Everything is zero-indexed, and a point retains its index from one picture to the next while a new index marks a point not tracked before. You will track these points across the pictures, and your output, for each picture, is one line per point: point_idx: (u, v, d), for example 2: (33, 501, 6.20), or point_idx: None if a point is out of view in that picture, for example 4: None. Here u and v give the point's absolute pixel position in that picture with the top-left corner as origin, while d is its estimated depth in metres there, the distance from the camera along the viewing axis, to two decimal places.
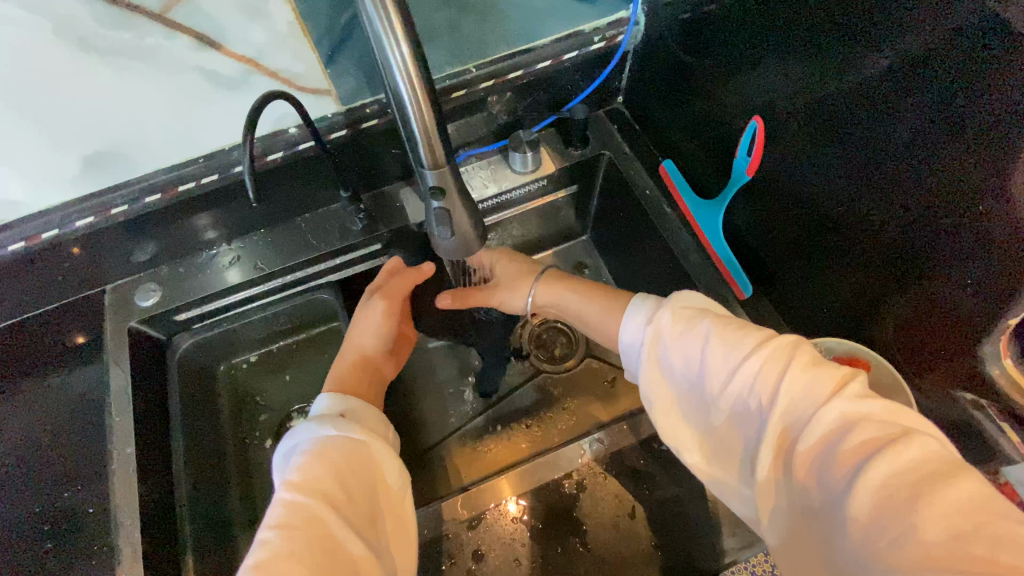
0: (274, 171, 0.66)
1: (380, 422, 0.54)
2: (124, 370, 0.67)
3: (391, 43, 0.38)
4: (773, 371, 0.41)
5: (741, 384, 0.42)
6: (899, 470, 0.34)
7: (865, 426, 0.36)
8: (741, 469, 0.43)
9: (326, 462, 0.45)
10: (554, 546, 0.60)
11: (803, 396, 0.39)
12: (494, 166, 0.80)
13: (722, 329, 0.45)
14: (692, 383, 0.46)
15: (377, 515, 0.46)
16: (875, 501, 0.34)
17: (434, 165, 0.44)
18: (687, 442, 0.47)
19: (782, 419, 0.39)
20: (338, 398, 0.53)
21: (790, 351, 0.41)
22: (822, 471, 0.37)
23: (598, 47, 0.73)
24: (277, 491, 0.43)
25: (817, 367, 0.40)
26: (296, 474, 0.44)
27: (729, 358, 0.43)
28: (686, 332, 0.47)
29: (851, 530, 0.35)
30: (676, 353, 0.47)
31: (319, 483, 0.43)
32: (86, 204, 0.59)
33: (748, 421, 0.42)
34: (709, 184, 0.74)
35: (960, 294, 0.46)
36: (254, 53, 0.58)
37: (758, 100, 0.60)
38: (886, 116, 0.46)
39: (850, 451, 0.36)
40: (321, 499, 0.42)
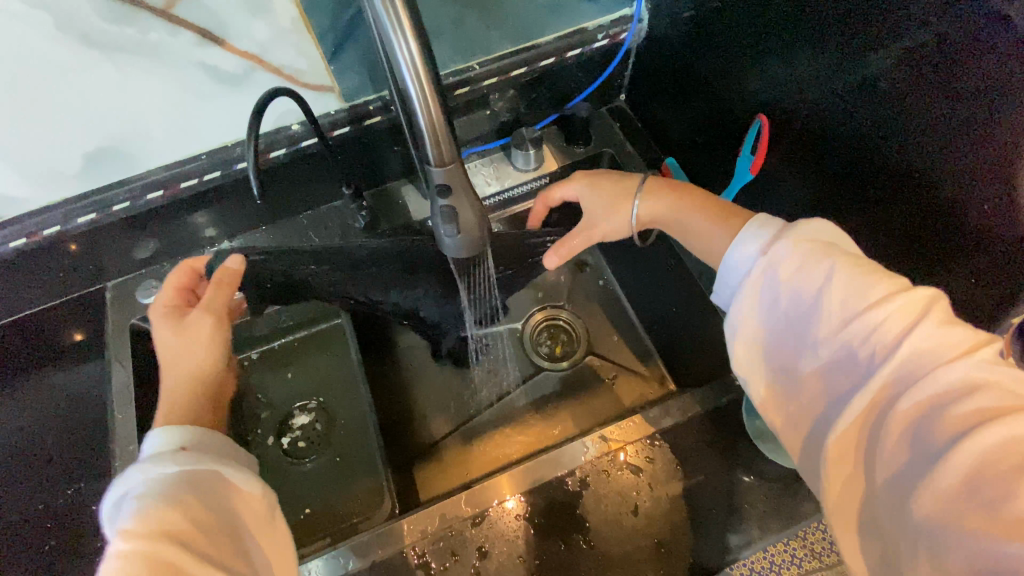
0: (275, 167, 0.66)
1: (227, 447, 0.47)
2: (125, 366, 0.67)
3: (398, 39, 0.38)
4: (899, 322, 0.40)
5: (858, 331, 0.41)
6: (1018, 440, 0.34)
7: (987, 394, 0.36)
8: (820, 410, 0.43)
9: (176, 498, 0.39)
10: (557, 541, 0.58)
11: (925, 352, 0.39)
12: (496, 163, 0.80)
13: (851, 267, 0.43)
14: (794, 320, 0.44)
15: (243, 547, 0.41)
16: (981, 463, 0.34)
17: (439, 162, 0.44)
18: (763, 376, 0.47)
19: (894, 369, 0.39)
20: (173, 430, 0.45)
21: (921, 307, 0.40)
22: (931, 423, 0.37)
23: (601, 44, 0.73)
24: (111, 544, 0.36)
25: (948, 328, 0.39)
26: (134, 520, 0.37)
27: (850, 303, 0.42)
28: (806, 264, 0.44)
29: (939, 483, 0.35)
30: (789, 285, 0.45)
31: (165, 523, 0.37)
32: (87, 202, 0.60)
33: (852, 367, 0.41)
34: (711, 182, 0.74)
35: (966, 292, 0.46)
36: (258, 49, 0.56)
37: (761, 98, 0.60)
38: (891, 116, 0.46)
39: (967, 412, 0.36)
40: (169, 542, 0.36)
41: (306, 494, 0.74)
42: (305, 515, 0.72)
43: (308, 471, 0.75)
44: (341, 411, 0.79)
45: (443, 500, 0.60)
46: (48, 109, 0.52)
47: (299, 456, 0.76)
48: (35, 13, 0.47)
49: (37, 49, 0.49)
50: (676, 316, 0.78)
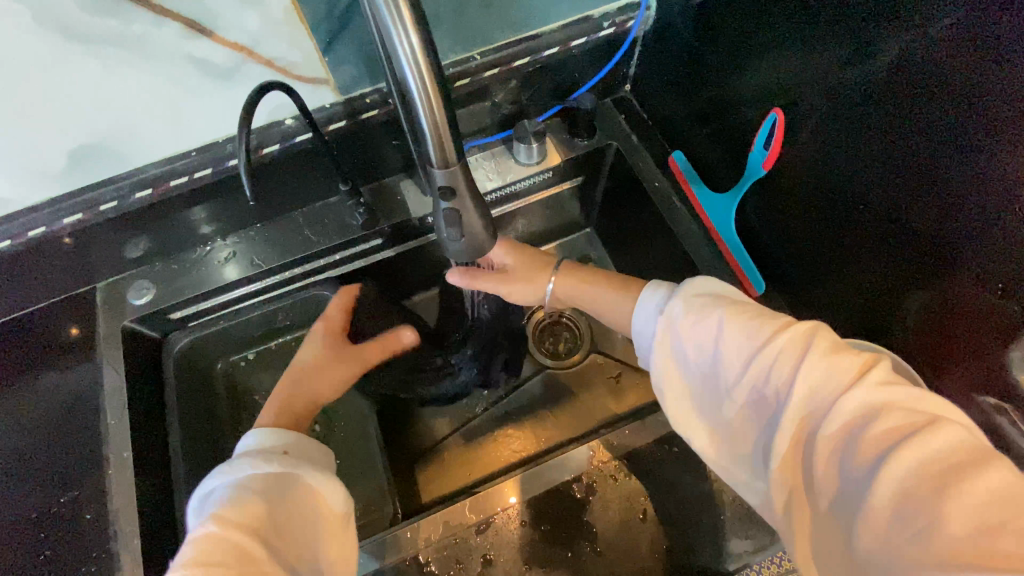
0: (270, 163, 0.64)
1: (324, 454, 0.51)
2: (118, 370, 0.65)
3: (397, 32, 0.35)
4: (791, 359, 0.40)
5: (757, 373, 0.41)
6: (926, 460, 0.33)
7: (889, 415, 0.36)
8: (753, 457, 0.43)
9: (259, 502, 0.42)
10: (564, 547, 0.60)
11: (821, 385, 0.38)
12: (498, 157, 0.77)
13: (736, 315, 0.44)
14: (703, 373, 0.45)
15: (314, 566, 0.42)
16: (898, 493, 0.33)
17: (442, 164, 0.42)
18: (697, 430, 0.47)
19: (799, 409, 0.39)
20: (281, 433, 0.49)
21: (809, 336, 0.41)
22: (844, 458, 0.36)
23: (607, 33, 0.70)
24: (202, 524, 0.40)
25: (836, 353, 0.39)
26: (229, 508, 0.40)
27: (744, 348, 0.42)
28: (697, 319, 0.46)
29: (870, 523, 0.34)
30: (686, 340, 0.46)
31: (251, 522, 0.40)
32: (74, 202, 0.58)
33: (764, 409, 0.41)
34: (721, 176, 0.71)
35: (989, 294, 0.44)
36: (249, 42, 0.54)
37: (776, 90, 0.58)
38: (922, 107, 0.44)
39: (872, 441, 0.35)
40: (251, 540, 0.39)
41: None
42: None
43: None
44: (343, 413, 0.78)
45: (447, 507, 0.59)
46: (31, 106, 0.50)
47: None
48: (11, 6, 0.46)
49: (15, 43, 0.47)
50: None
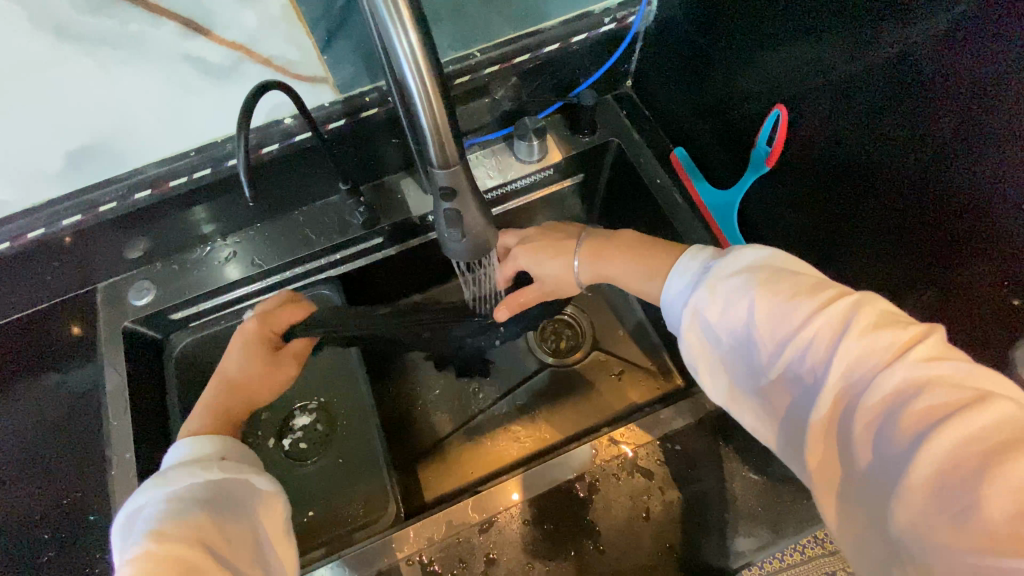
0: (269, 163, 0.63)
1: (257, 457, 0.52)
2: (119, 371, 0.65)
3: (398, 30, 0.35)
4: (831, 332, 0.39)
5: (792, 348, 0.40)
6: (974, 437, 0.32)
7: (934, 390, 0.35)
8: (786, 431, 0.42)
9: (214, 506, 0.42)
10: (567, 549, 0.59)
11: (861, 358, 0.37)
12: (499, 154, 0.77)
13: (771, 287, 0.43)
14: (734, 346, 0.44)
15: (263, 559, 0.44)
16: (939, 470, 0.32)
17: (443, 164, 0.41)
18: (727, 404, 0.46)
19: (837, 382, 0.38)
20: (206, 441, 0.49)
21: (851, 309, 0.39)
22: (884, 434, 0.35)
23: (608, 29, 0.69)
24: (142, 541, 0.38)
25: (880, 327, 0.38)
26: (168, 522, 0.40)
27: (779, 322, 0.42)
28: (729, 292, 0.45)
29: (908, 499, 0.33)
30: (717, 313, 0.46)
31: (198, 530, 0.40)
32: (73, 202, 0.58)
33: (799, 384, 0.40)
34: (723, 172, 0.71)
35: (998, 290, 0.44)
36: (246, 40, 0.53)
37: (779, 86, 0.57)
38: (927, 102, 0.43)
39: (916, 416, 0.34)
40: (201, 546, 0.39)
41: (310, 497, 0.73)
42: (308, 518, 0.71)
43: (310, 474, 0.74)
44: (342, 410, 0.77)
45: (450, 506, 0.60)
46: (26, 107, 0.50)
47: (300, 458, 0.74)
48: (4, 7, 0.44)
49: (8, 40, 0.46)
50: None
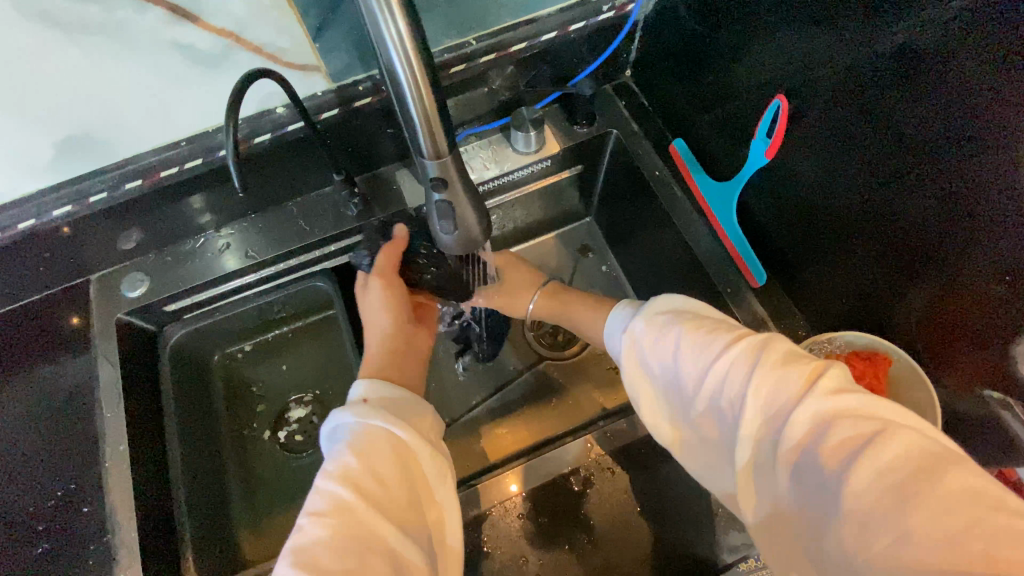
0: (260, 154, 0.62)
1: (419, 408, 0.53)
2: (113, 363, 0.64)
3: (385, 17, 0.34)
4: (745, 371, 0.42)
5: (715, 386, 0.43)
6: (884, 467, 0.34)
7: (839, 423, 0.37)
8: (725, 468, 0.44)
9: (367, 456, 0.45)
10: (562, 541, 0.62)
11: (773, 397, 0.40)
12: (495, 145, 0.76)
13: (694, 333, 0.47)
14: (671, 387, 0.48)
15: (418, 513, 0.46)
16: (855, 502, 0.34)
17: (434, 154, 0.41)
18: (675, 444, 0.49)
19: (757, 420, 0.40)
20: (373, 385, 0.53)
21: (760, 350, 0.42)
22: (803, 469, 0.37)
23: (606, 17, 0.68)
24: (319, 481, 0.45)
25: (785, 365, 0.41)
26: (335, 465, 0.45)
27: (701, 362, 0.45)
28: (661, 338, 0.50)
29: (838, 530, 0.35)
30: (654, 357, 0.50)
31: (355, 476, 0.44)
32: (61, 193, 0.57)
33: (724, 419, 0.43)
34: (722, 164, 0.70)
35: (997, 288, 0.43)
36: (235, 27, 0.52)
37: (780, 76, 0.56)
38: (926, 94, 0.43)
39: (827, 451, 0.36)
40: (359, 493, 0.43)
41: (307, 487, 0.73)
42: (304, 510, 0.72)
43: (306, 465, 0.74)
44: (339, 404, 0.77)
45: None
46: (11, 96, 0.49)
47: (296, 449, 0.75)
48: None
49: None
50: None
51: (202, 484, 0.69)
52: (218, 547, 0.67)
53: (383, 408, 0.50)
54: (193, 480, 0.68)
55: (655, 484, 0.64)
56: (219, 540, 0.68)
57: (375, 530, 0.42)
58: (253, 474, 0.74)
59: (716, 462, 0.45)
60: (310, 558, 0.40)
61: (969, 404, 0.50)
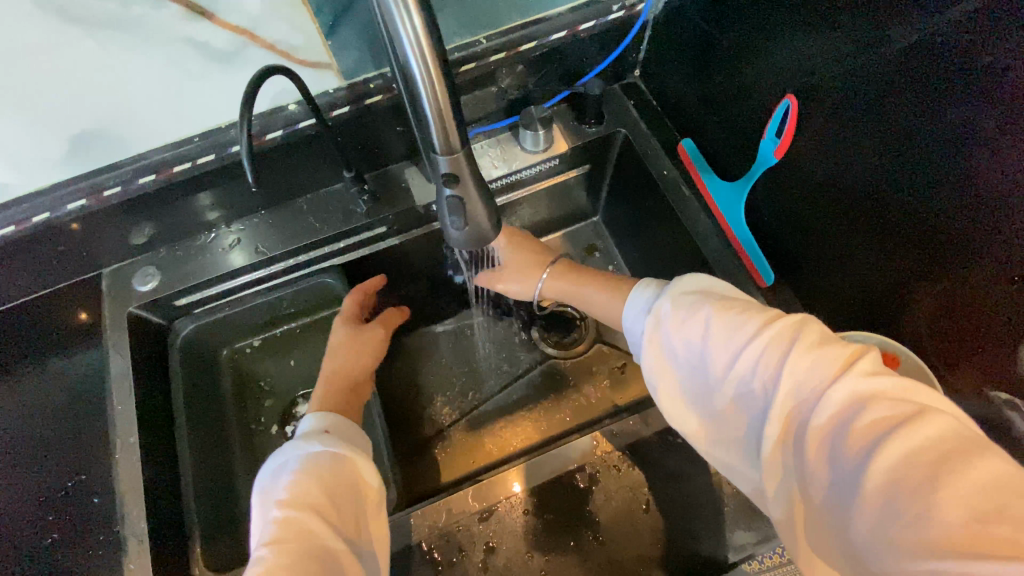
0: (272, 151, 0.63)
1: (354, 434, 0.56)
2: (124, 356, 0.65)
3: (400, 14, 0.34)
4: (778, 352, 0.42)
5: (746, 365, 0.43)
6: (917, 447, 0.35)
7: (876, 404, 0.37)
8: (745, 450, 0.44)
9: (320, 478, 0.47)
10: (567, 538, 0.63)
11: (807, 377, 0.40)
12: (503, 144, 0.76)
13: (725, 314, 0.47)
14: (695, 369, 0.48)
15: (366, 531, 0.48)
16: (886, 479, 0.35)
17: (446, 151, 0.41)
18: (692, 427, 0.49)
19: (789, 399, 0.40)
20: (321, 417, 0.56)
21: (796, 332, 0.43)
22: (835, 447, 0.37)
23: (616, 16, 0.69)
24: (269, 510, 0.46)
25: (823, 347, 0.41)
26: (286, 491, 0.46)
27: (732, 342, 0.45)
28: (687, 318, 0.49)
29: (864, 507, 0.35)
30: (679, 337, 0.49)
31: (309, 498, 0.46)
32: (76, 186, 0.57)
33: (753, 399, 0.43)
34: (731, 164, 0.70)
35: (1003, 289, 0.44)
36: (249, 24, 0.56)
37: (789, 76, 0.56)
38: (936, 96, 0.43)
39: (863, 430, 0.36)
40: (313, 515, 0.45)
41: None
42: None
43: None
44: None
45: (450, 495, 0.61)
46: (38, 94, 0.54)
47: None
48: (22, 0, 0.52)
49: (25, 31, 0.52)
50: None
51: (210, 477, 0.69)
52: (225, 539, 0.68)
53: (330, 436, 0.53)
54: (201, 473, 0.69)
55: (661, 483, 0.64)
56: (226, 533, 0.68)
57: (330, 548, 0.44)
58: (260, 469, 0.74)
59: (736, 443, 0.45)
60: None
61: (978, 405, 0.50)
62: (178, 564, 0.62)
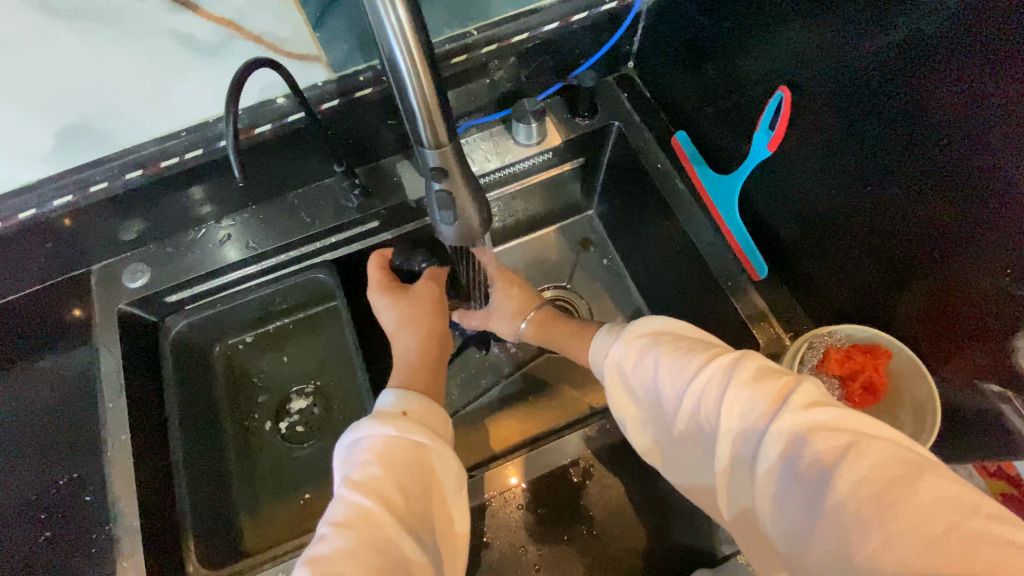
0: (261, 145, 0.62)
1: (442, 419, 0.53)
2: (114, 353, 0.64)
3: (385, 6, 0.34)
4: (719, 389, 0.42)
5: (693, 403, 0.44)
6: (864, 479, 0.34)
7: (815, 438, 0.37)
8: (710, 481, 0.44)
9: (388, 469, 0.46)
10: (561, 532, 0.63)
11: (749, 414, 0.40)
12: (496, 137, 0.75)
13: (668, 355, 0.47)
14: (653, 405, 0.48)
15: (430, 525, 0.47)
16: (833, 514, 0.35)
17: (434, 144, 0.40)
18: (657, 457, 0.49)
19: (734, 436, 0.41)
20: (403, 393, 0.52)
21: (733, 366, 0.43)
22: (783, 484, 0.37)
23: (609, 7, 0.68)
24: (339, 489, 0.46)
25: (756, 382, 0.41)
26: (357, 472, 0.46)
27: (677, 381, 0.45)
28: (638, 359, 0.50)
29: (818, 541, 0.35)
30: (634, 378, 0.50)
31: (377, 484, 0.45)
32: (64, 183, 0.57)
33: (705, 435, 0.43)
34: (724, 157, 0.69)
35: (995, 283, 0.43)
36: (234, 15, 0.62)
37: (784, 67, 0.55)
38: (930, 84, 0.42)
39: (806, 465, 0.36)
40: (379, 502, 0.44)
41: (308, 478, 0.74)
42: (304, 501, 0.72)
43: (305, 456, 0.75)
44: (340, 395, 0.78)
45: None
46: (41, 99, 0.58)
47: (298, 440, 0.76)
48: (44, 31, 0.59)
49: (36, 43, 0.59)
50: (680, 300, 0.76)
51: (204, 473, 0.69)
52: (218, 536, 0.67)
53: (410, 418, 0.50)
54: (193, 471, 0.68)
55: (653, 475, 0.65)
56: (220, 530, 0.68)
57: (395, 541, 0.43)
58: (253, 466, 0.74)
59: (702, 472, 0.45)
60: (328, 566, 0.41)
61: (967, 398, 0.50)
62: (171, 562, 0.62)
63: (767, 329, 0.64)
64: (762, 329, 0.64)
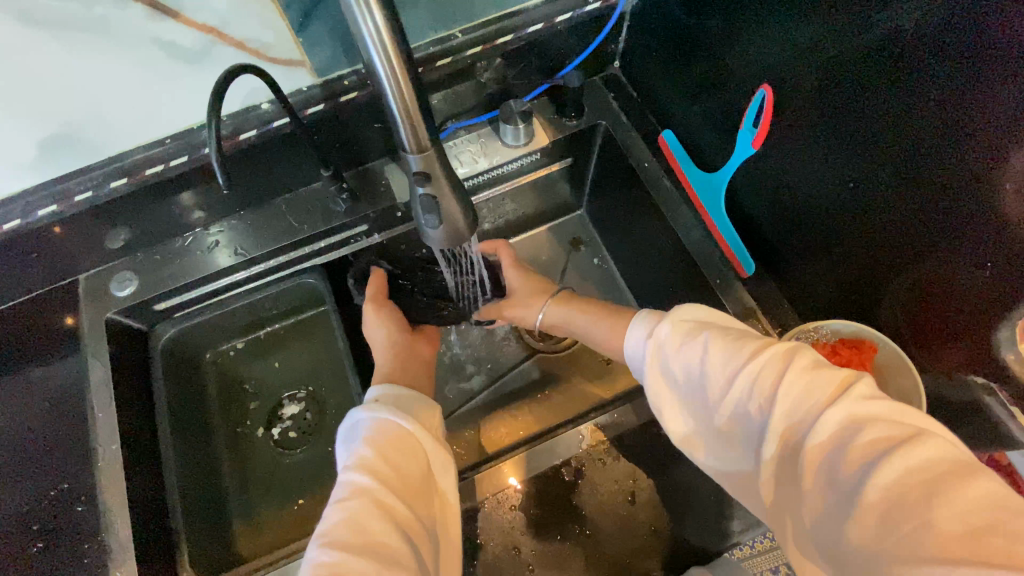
0: (246, 152, 0.62)
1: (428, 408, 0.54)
2: (104, 363, 0.64)
3: (363, 12, 0.34)
4: (773, 375, 0.42)
5: (742, 388, 0.43)
6: (917, 466, 0.34)
7: (872, 425, 0.37)
8: (745, 467, 0.44)
9: (383, 452, 0.46)
10: (555, 532, 0.63)
11: (801, 401, 0.40)
12: (483, 139, 0.75)
13: (722, 340, 0.47)
14: (696, 390, 0.47)
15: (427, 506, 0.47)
16: (884, 497, 0.34)
17: (417, 149, 0.41)
18: (690, 443, 0.48)
19: (784, 421, 0.40)
20: (385, 387, 0.54)
21: (790, 356, 0.43)
22: (833, 466, 0.37)
23: (592, 8, 0.68)
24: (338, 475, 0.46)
25: (816, 370, 0.41)
26: (355, 457, 0.46)
27: (728, 366, 0.45)
28: (686, 344, 0.49)
29: (862, 523, 0.35)
30: (679, 363, 0.49)
31: (375, 466, 0.45)
32: (47, 193, 0.56)
33: (751, 422, 0.43)
34: (710, 155, 0.70)
35: (977, 275, 0.44)
36: (218, 23, 0.62)
37: (769, 65, 0.56)
38: (909, 80, 0.43)
39: (862, 448, 0.36)
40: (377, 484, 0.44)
41: (302, 483, 0.73)
42: (299, 506, 0.72)
43: (298, 462, 0.75)
44: (333, 400, 0.78)
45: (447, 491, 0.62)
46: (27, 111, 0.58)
47: (290, 446, 0.76)
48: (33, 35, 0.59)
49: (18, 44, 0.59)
50: (670, 298, 0.77)
51: (196, 482, 0.69)
52: (211, 546, 0.67)
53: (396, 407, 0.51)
54: (186, 477, 0.68)
55: (646, 472, 0.65)
56: (212, 535, 0.68)
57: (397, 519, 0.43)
58: (246, 473, 0.74)
59: (737, 462, 0.44)
60: (338, 538, 0.41)
61: (950, 389, 0.51)
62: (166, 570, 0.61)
63: (755, 325, 0.64)
64: (751, 325, 0.64)
